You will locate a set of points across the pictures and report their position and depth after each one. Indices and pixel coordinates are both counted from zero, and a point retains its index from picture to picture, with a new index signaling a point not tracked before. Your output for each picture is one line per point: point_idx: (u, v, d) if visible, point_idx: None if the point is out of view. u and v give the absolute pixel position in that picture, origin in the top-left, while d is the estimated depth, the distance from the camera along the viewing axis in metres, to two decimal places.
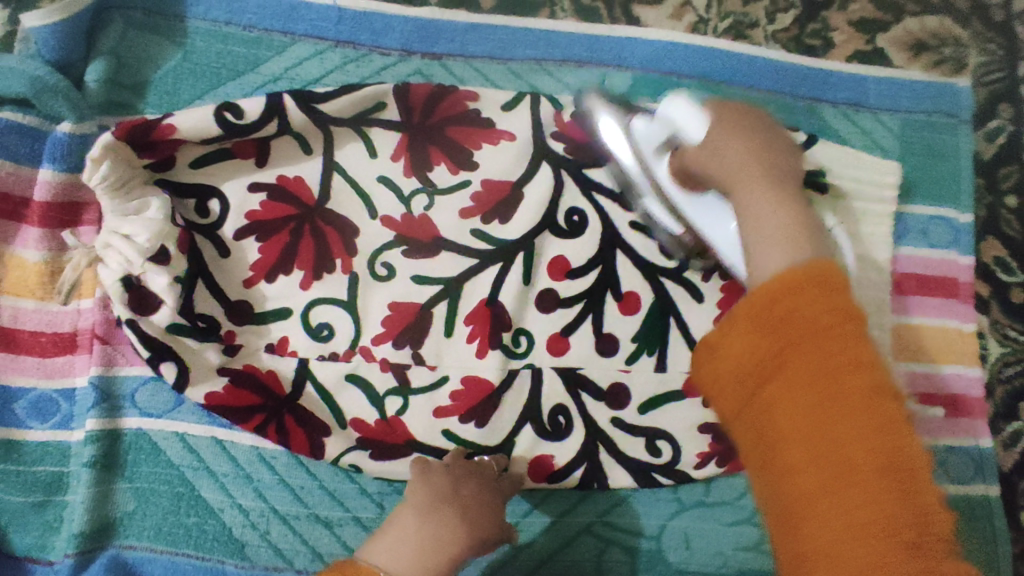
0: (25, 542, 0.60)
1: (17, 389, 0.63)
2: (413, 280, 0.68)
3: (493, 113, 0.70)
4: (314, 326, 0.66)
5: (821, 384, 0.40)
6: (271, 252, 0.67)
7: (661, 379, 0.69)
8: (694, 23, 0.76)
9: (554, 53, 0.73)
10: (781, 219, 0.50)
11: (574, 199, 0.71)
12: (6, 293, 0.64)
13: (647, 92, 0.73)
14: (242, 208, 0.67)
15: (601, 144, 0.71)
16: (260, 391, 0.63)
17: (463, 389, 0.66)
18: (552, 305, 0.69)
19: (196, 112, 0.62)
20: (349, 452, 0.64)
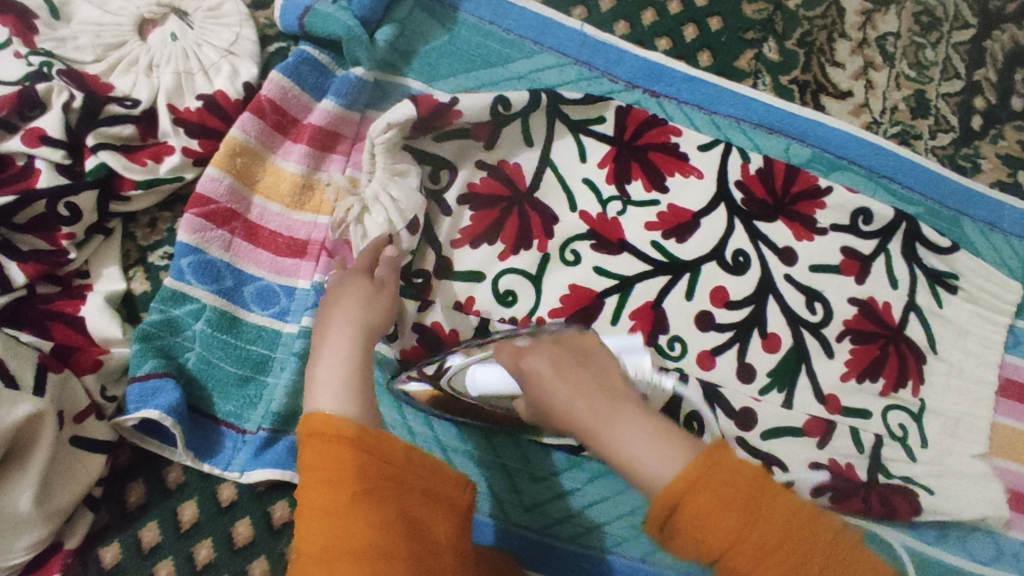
0: (226, 408, 0.68)
1: (248, 275, 0.72)
2: (595, 270, 0.78)
3: (690, 149, 0.82)
4: (500, 292, 0.77)
5: (750, 551, 0.44)
6: (480, 222, 0.77)
7: (787, 414, 0.76)
8: (868, 123, 0.88)
9: (752, 117, 0.84)
10: (625, 414, 0.52)
11: (741, 241, 0.81)
12: (258, 194, 0.73)
13: (821, 167, 0.85)
14: (466, 180, 0.78)
15: (774, 204, 0.82)
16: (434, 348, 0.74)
17: None
18: (708, 325, 0.78)
19: (479, 101, 0.76)
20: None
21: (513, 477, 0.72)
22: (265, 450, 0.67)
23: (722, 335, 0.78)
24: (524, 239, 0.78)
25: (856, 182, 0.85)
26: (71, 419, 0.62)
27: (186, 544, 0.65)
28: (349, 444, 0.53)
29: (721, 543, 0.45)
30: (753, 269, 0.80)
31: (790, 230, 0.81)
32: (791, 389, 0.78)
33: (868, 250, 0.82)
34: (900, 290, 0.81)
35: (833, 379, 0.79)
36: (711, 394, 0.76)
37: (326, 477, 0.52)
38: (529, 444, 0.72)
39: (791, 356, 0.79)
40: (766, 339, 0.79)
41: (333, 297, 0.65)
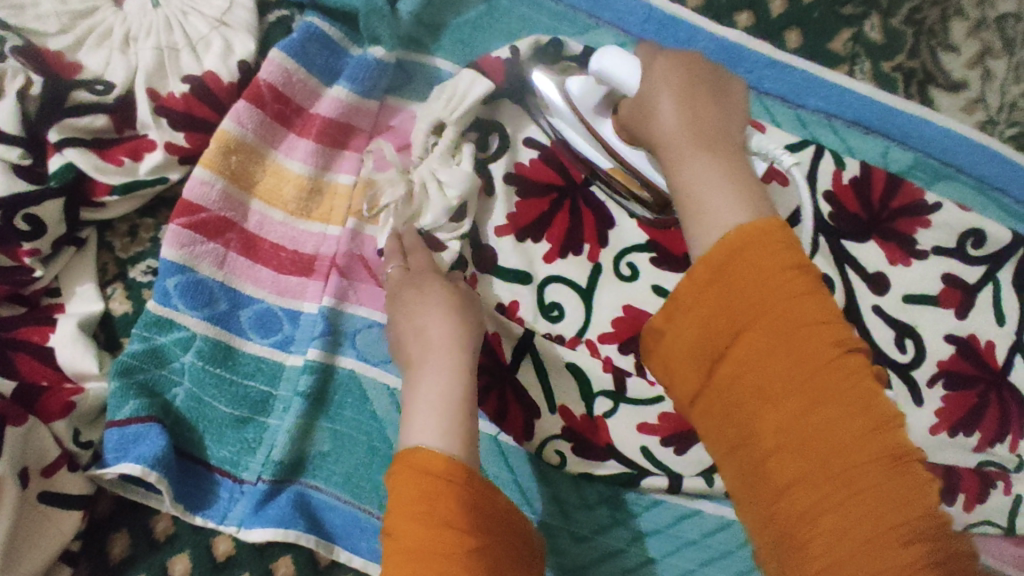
0: (221, 455, 0.59)
1: (246, 297, 0.61)
2: (653, 289, 0.65)
3: (776, 149, 0.68)
4: (546, 302, 0.64)
5: (767, 316, 0.39)
6: (526, 212, 0.65)
7: None
8: (982, 122, 0.74)
9: (845, 112, 0.70)
10: (715, 158, 0.46)
11: (827, 265, 0.68)
12: (257, 199, 0.62)
13: (923, 176, 0.71)
14: (514, 157, 0.66)
15: (867, 219, 0.69)
16: (484, 352, 0.62)
17: (673, 413, 0.64)
18: None
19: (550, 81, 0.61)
20: (555, 438, 0.62)
21: (551, 534, 0.62)
22: (265, 504, 0.58)
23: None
24: (578, 236, 0.66)
25: (964, 195, 0.72)
26: (38, 474, 0.53)
27: None
28: (442, 481, 0.43)
29: (727, 317, 0.41)
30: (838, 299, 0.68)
31: (883, 252, 0.69)
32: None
33: (975, 278, 0.69)
34: (1007, 326, 0.69)
35: (922, 431, 0.68)
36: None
37: (427, 529, 0.41)
38: (571, 498, 0.63)
39: None
40: None
41: (413, 309, 0.54)
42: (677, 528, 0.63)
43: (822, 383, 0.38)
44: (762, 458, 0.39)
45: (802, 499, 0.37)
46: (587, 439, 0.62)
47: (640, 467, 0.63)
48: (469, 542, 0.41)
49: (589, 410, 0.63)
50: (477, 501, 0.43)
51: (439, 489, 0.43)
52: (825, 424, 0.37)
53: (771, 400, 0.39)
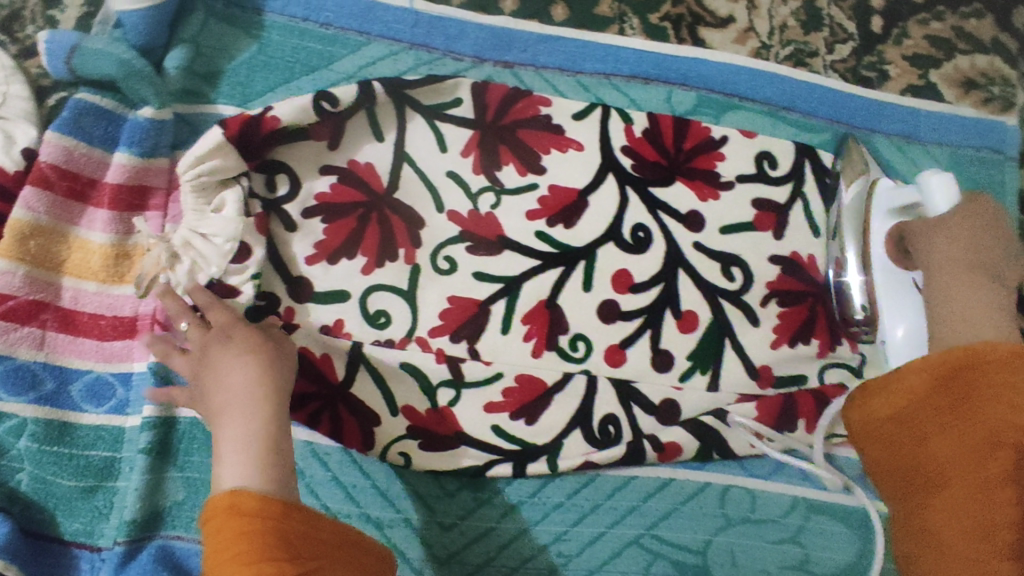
0: (74, 527, 0.60)
1: (73, 371, 0.62)
2: (475, 276, 0.67)
3: (563, 120, 0.71)
4: (371, 312, 0.66)
5: (976, 416, 0.52)
6: (336, 235, 0.66)
7: (712, 398, 0.68)
8: (757, 49, 0.78)
9: (622, 69, 0.74)
10: (975, 296, 0.59)
11: (640, 215, 0.70)
12: (67, 275, 0.63)
13: (710, 112, 0.74)
14: (311, 190, 0.67)
15: (666, 163, 0.71)
16: (314, 378, 0.64)
17: (516, 387, 0.66)
18: (612, 316, 0.68)
19: (295, 101, 0.64)
20: (399, 439, 0.64)
21: (419, 529, 0.64)
22: (127, 564, 0.60)
23: (631, 324, 0.68)
24: (392, 241, 0.67)
25: (755, 121, 0.75)
26: None
27: None
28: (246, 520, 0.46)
29: (932, 406, 0.54)
30: (655, 245, 0.70)
31: (693, 193, 0.71)
32: (716, 367, 0.69)
33: (783, 198, 0.73)
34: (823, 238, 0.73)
35: (763, 350, 0.70)
36: (625, 394, 0.67)
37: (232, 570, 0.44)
38: (431, 490, 0.65)
39: (712, 331, 0.69)
40: (681, 318, 0.69)
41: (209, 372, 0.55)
42: (542, 494, 0.66)
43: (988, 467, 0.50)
44: (914, 498, 0.54)
45: (947, 539, 0.51)
46: (433, 430, 0.65)
47: (487, 443, 0.65)
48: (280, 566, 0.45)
49: (432, 404, 0.65)
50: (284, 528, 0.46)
51: (261, 526, 0.46)
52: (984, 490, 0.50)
53: (938, 469, 0.53)
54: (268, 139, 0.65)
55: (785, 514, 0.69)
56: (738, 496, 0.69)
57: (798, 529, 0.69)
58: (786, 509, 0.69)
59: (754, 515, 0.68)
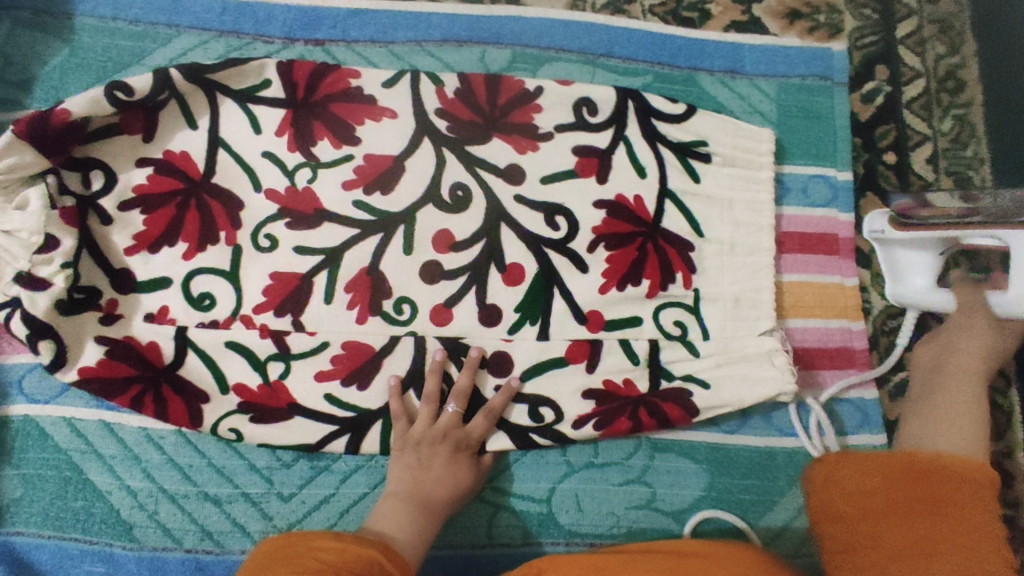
0: None
1: None
2: (296, 250, 0.67)
3: (374, 89, 0.71)
4: (195, 295, 0.66)
5: None
6: (156, 224, 0.67)
7: (543, 348, 0.67)
8: (573, 1, 0.78)
9: (434, 34, 0.75)
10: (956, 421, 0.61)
11: (458, 174, 0.70)
12: None
13: (525, 66, 0.75)
14: (129, 183, 0.67)
15: (482, 120, 0.71)
16: (138, 362, 0.64)
17: (344, 354, 0.66)
18: (435, 276, 0.67)
19: (90, 93, 0.64)
20: (229, 414, 0.65)
21: (257, 503, 0.65)
22: None
23: (454, 283, 0.68)
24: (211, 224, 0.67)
25: (570, 70, 0.76)
26: None
27: None
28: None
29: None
30: (475, 202, 0.69)
31: (510, 145, 0.71)
32: (545, 317, 0.68)
33: (606, 142, 0.72)
34: (648, 178, 0.72)
35: (591, 294, 0.68)
36: (454, 350, 0.67)
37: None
38: (269, 462, 0.66)
39: (538, 282, 0.68)
40: (506, 272, 0.68)
41: (455, 465, 0.62)
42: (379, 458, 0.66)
43: None
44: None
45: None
46: (264, 404, 0.65)
47: (322, 413, 0.65)
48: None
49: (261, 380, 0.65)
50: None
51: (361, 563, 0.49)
52: None
53: None
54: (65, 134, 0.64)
55: (629, 456, 0.68)
56: (580, 444, 0.68)
57: (644, 469, 0.68)
58: (629, 451, 0.68)
59: (597, 459, 0.68)
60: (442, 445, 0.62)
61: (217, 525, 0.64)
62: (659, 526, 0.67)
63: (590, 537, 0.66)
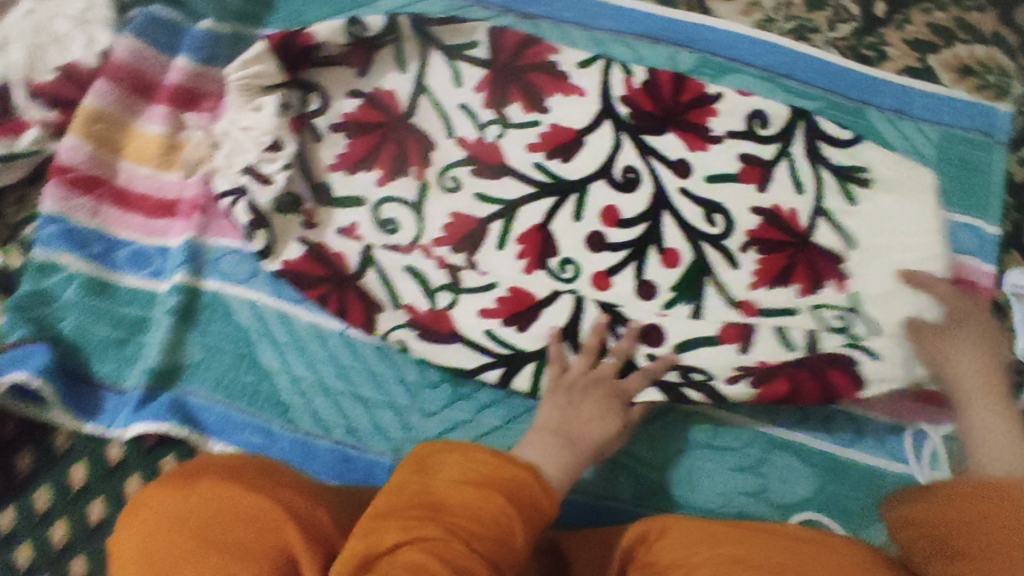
0: (105, 369, 0.68)
1: (120, 239, 0.71)
2: (477, 197, 0.74)
3: (568, 68, 0.77)
4: (383, 220, 0.73)
5: None
6: (358, 150, 0.75)
7: (689, 324, 0.70)
8: (762, 21, 0.83)
9: (634, 27, 0.82)
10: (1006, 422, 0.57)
11: (631, 158, 0.75)
12: (127, 159, 0.73)
13: (710, 72, 0.81)
14: (339, 109, 0.76)
15: (662, 113, 0.76)
16: (325, 264, 0.71)
17: (508, 296, 0.71)
18: (599, 245, 0.73)
19: (330, 24, 0.75)
20: (398, 328, 0.70)
21: (402, 413, 0.71)
22: (144, 406, 0.68)
23: (616, 255, 0.73)
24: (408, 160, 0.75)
25: (752, 84, 0.81)
26: None
27: (78, 505, 0.67)
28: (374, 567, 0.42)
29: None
30: (645, 184, 0.74)
31: (682, 142, 0.75)
32: (698, 299, 0.71)
33: (770, 155, 0.75)
34: (806, 193, 0.74)
35: (743, 285, 0.72)
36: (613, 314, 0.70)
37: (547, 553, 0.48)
38: (418, 377, 0.71)
39: (695, 266, 0.72)
40: (664, 254, 0.72)
41: (606, 412, 0.63)
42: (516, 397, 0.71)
43: None
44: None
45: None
46: (432, 327, 0.70)
47: (482, 344, 0.70)
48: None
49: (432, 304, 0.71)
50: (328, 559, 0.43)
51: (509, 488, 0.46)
52: None
53: None
54: (305, 53, 0.74)
55: (746, 445, 0.72)
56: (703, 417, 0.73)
57: (758, 460, 0.71)
58: (749, 439, 0.72)
59: (715, 442, 0.72)
60: (595, 389, 0.65)
61: (363, 424, 0.70)
62: (764, 516, 0.70)
63: (699, 510, 0.71)
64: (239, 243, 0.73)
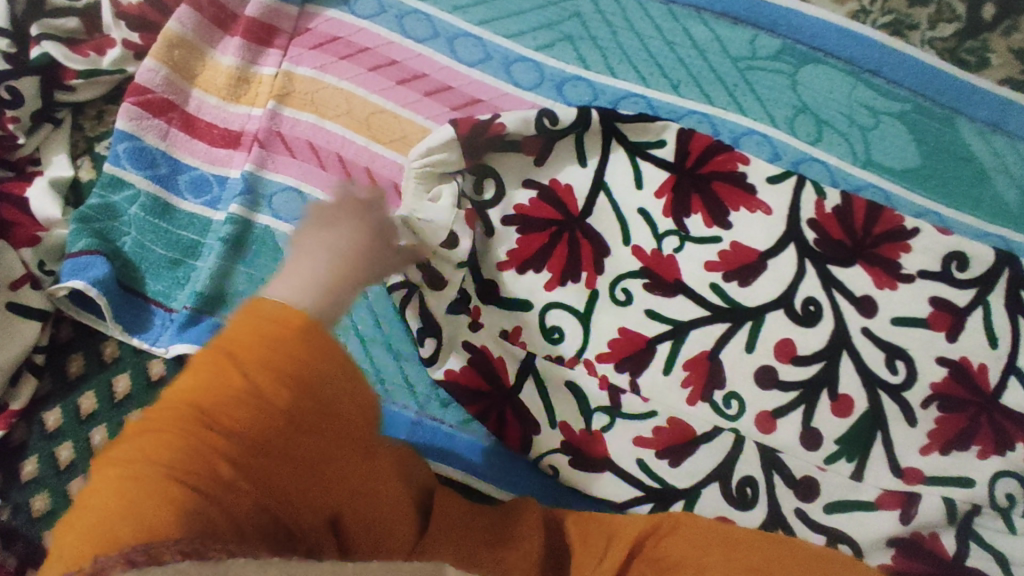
0: (156, 287, 0.71)
1: (183, 164, 0.74)
2: (647, 314, 0.71)
3: (758, 182, 0.73)
4: (548, 326, 0.71)
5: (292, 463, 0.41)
6: (528, 246, 0.72)
7: (748, 356, 0.70)
8: (855, 11, 0.78)
9: (715, 5, 0.78)
10: None
11: (813, 288, 0.71)
12: (197, 88, 0.75)
13: (790, 60, 0.76)
14: (511, 201, 0.72)
15: (849, 248, 0.72)
16: (488, 377, 0.69)
17: (666, 428, 0.69)
18: (769, 383, 0.70)
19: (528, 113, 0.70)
20: (552, 452, 0.68)
21: None
22: (187, 327, 0.69)
23: (722, 327, 0.71)
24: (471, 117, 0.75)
25: (834, 78, 0.76)
26: (7, 286, 0.66)
27: (118, 413, 0.70)
28: (202, 464, 0.38)
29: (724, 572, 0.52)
30: (825, 319, 0.71)
31: (870, 276, 0.71)
32: (863, 458, 0.68)
33: (965, 301, 0.71)
34: (1001, 350, 0.69)
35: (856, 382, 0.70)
36: (769, 461, 0.68)
37: (347, 478, 0.44)
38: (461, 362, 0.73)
39: (831, 345, 0.70)
40: (778, 345, 0.70)
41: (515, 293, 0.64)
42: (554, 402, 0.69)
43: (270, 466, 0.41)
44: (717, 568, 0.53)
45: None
46: (586, 450, 0.68)
47: (632, 474, 0.68)
48: (253, 497, 0.40)
49: (586, 425, 0.69)
50: (166, 471, 0.37)
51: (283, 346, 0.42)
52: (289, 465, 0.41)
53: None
54: (491, 142, 0.70)
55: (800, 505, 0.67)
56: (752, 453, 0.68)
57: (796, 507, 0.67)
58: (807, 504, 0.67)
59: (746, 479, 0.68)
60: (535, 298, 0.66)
61: (392, 375, 0.71)
62: None
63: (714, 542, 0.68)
64: (295, 180, 0.74)
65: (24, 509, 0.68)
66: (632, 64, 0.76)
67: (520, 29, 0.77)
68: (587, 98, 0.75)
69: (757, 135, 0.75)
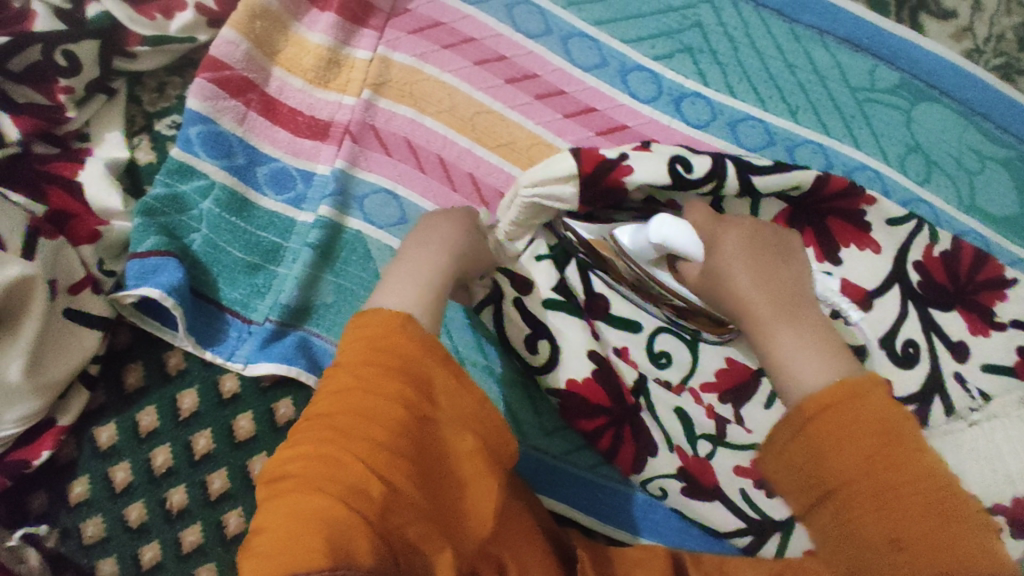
0: (233, 296, 0.63)
1: (263, 155, 0.65)
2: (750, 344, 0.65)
3: (877, 217, 0.66)
4: (655, 351, 0.65)
5: (410, 466, 0.39)
6: None
7: None
8: (970, 50, 0.77)
9: (838, 29, 0.75)
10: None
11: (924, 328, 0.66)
12: (278, 66, 0.66)
13: (906, 96, 0.75)
14: (626, 216, 0.64)
15: (958, 286, 0.66)
16: (612, 394, 0.63)
17: None
18: None
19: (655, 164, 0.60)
20: (665, 477, 0.63)
21: (532, 397, 0.67)
22: (271, 343, 0.62)
23: None
24: (584, 126, 0.69)
25: (945, 118, 0.75)
26: (65, 291, 0.57)
27: (184, 432, 0.63)
28: (342, 474, 0.37)
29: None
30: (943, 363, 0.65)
31: (964, 322, 0.66)
32: None
33: None
34: None
35: None
36: None
37: (464, 490, 0.41)
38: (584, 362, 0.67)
39: None
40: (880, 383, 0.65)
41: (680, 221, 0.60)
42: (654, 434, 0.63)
43: (398, 483, 0.38)
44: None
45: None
46: (693, 479, 0.63)
47: (735, 508, 0.63)
48: (387, 505, 0.37)
49: (695, 451, 0.63)
50: (306, 485, 0.36)
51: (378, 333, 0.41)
52: (412, 480, 0.39)
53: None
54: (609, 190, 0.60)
55: None
56: None
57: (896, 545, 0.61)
58: None
59: None
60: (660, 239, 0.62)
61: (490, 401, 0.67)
62: None
63: None
64: (389, 181, 0.66)
65: (74, 534, 0.60)
66: (752, 85, 0.73)
67: (639, 35, 0.72)
68: (706, 118, 0.71)
69: (870, 170, 0.73)
